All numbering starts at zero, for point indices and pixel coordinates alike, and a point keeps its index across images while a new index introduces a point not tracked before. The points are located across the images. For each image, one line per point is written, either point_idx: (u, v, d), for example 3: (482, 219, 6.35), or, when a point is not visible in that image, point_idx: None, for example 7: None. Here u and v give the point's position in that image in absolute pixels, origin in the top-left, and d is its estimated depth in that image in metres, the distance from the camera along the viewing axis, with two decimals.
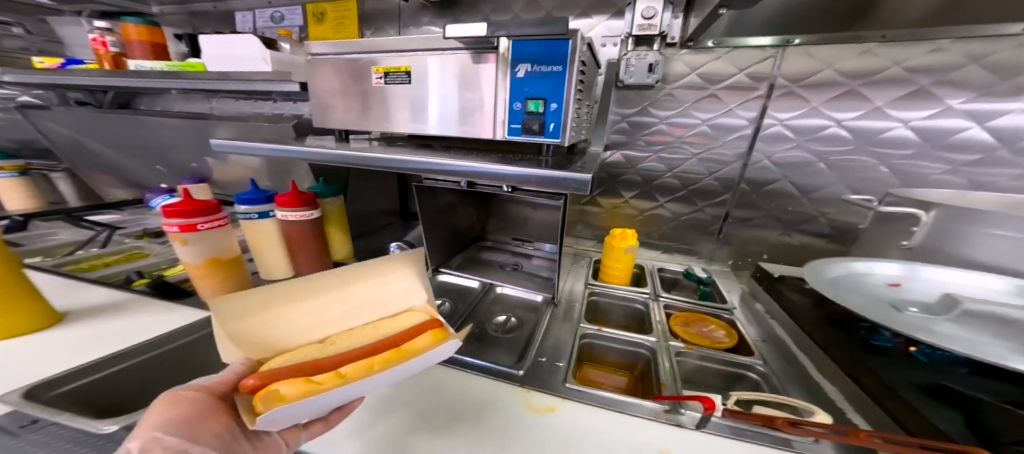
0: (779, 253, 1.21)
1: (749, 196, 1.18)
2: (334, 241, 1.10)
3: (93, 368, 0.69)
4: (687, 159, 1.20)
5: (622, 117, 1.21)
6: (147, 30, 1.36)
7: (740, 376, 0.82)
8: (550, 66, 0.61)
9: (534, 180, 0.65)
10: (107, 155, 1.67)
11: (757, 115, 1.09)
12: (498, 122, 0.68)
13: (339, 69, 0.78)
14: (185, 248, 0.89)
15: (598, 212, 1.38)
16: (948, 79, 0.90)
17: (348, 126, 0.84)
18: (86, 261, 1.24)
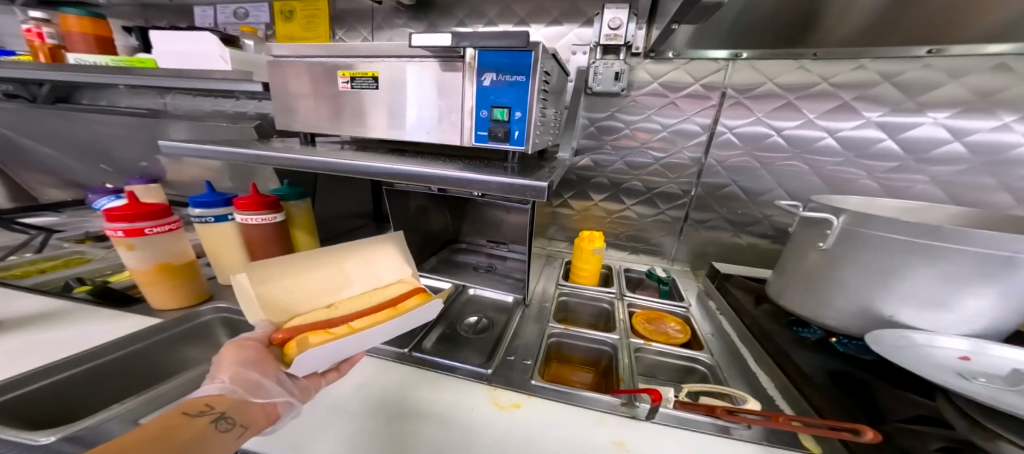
0: (731, 253, 1.29)
1: (705, 199, 1.26)
2: (301, 245, 1.08)
3: (27, 380, 0.65)
4: (650, 163, 1.26)
5: (590, 121, 1.26)
6: (91, 23, 1.27)
7: (690, 368, 0.88)
8: (514, 76, 0.63)
9: (499, 188, 0.67)
10: (44, 152, 1.54)
11: (711, 123, 1.16)
12: (464, 129, 0.70)
13: (305, 72, 0.77)
14: (131, 254, 0.84)
15: (568, 214, 1.43)
16: (869, 95, 1.01)
17: (315, 129, 0.83)
18: (18, 268, 1.14)
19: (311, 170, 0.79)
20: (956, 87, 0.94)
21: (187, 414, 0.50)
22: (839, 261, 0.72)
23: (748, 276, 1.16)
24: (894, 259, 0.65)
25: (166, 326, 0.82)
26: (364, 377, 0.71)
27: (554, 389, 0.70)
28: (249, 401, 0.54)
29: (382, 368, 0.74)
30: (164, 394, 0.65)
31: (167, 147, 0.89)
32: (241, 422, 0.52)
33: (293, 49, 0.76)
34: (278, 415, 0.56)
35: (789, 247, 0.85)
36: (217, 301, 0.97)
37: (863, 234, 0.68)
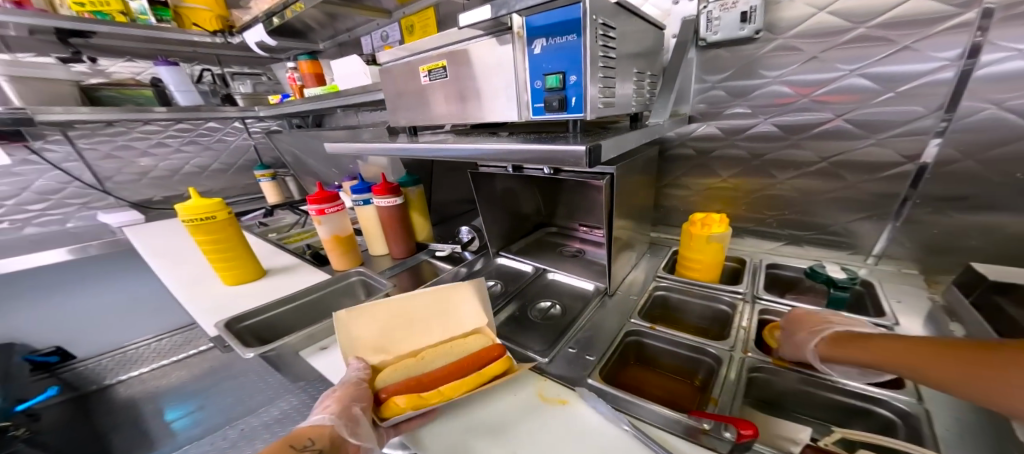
0: (1016, 249, 0.80)
1: (950, 168, 0.80)
2: (416, 224, 1.28)
3: (259, 311, 0.95)
4: (823, 122, 0.90)
5: (712, 84, 1.01)
6: (313, 64, 1.82)
7: (864, 411, 0.60)
8: (564, 37, 0.58)
9: (535, 157, 0.60)
10: (303, 162, 2.32)
11: (963, 54, 0.72)
12: (522, 104, 0.68)
13: (399, 73, 0.91)
14: (321, 227, 1.19)
15: (683, 195, 1.19)
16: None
17: (414, 121, 0.95)
18: (294, 236, 1.78)
19: (392, 156, 0.85)
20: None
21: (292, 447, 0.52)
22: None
23: None
24: None
25: (333, 280, 1.12)
26: None
27: (614, 394, 0.62)
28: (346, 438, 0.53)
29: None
30: (323, 330, 0.87)
31: (329, 148, 1.10)
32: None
33: (389, 55, 0.89)
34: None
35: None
36: (365, 266, 1.26)
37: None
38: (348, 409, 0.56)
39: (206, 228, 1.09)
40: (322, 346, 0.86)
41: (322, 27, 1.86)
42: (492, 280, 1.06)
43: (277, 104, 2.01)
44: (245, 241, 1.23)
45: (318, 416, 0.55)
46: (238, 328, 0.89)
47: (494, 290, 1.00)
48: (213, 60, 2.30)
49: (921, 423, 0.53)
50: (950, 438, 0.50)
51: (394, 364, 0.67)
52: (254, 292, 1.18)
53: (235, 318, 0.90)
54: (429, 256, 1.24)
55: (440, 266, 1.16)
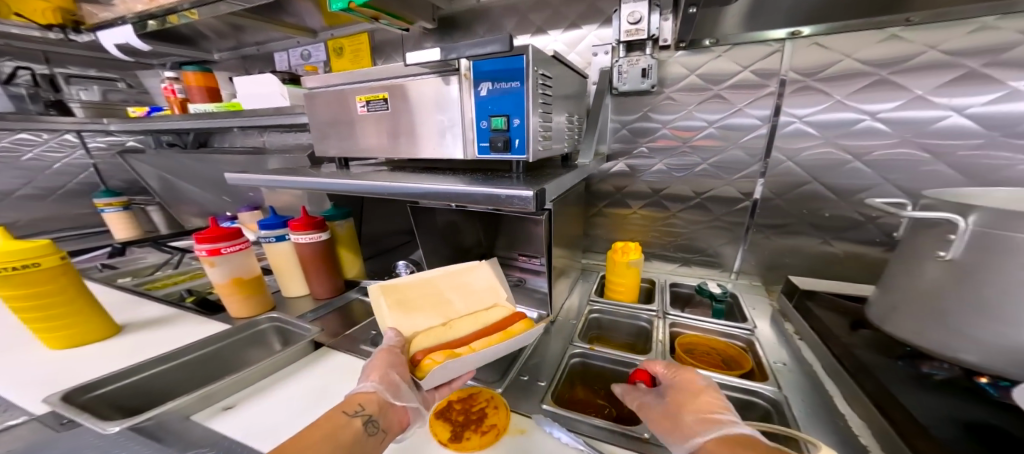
0: (817, 265, 1.07)
1: (773, 202, 1.07)
2: (345, 262, 1.16)
3: (123, 373, 0.73)
4: (696, 165, 1.12)
5: (622, 124, 1.18)
6: (203, 77, 1.57)
7: (749, 403, 0.69)
8: (509, 83, 0.62)
9: (484, 199, 0.58)
10: (181, 187, 1.90)
11: (771, 113, 1.00)
12: (467, 141, 0.70)
13: (328, 100, 0.84)
14: (213, 269, 0.97)
15: (606, 223, 1.33)
16: (1009, 59, 0.77)
17: (341, 151, 0.88)
18: (160, 280, 1.42)
19: (304, 188, 0.76)
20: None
21: (348, 411, 0.55)
22: (970, 273, 0.53)
23: (840, 293, 0.91)
24: None
25: (234, 329, 0.91)
26: None
27: (566, 416, 0.64)
28: (390, 402, 0.57)
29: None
30: (221, 390, 0.69)
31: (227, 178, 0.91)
32: (384, 426, 0.55)
33: (315, 81, 0.83)
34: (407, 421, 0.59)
35: (898, 259, 0.66)
36: (277, 310, 1.07)
37: (1007, 238, 0.50)
38: (388, 377, 0.59)
39: (20, 280, 0.80)
40: (226, 406, 0.69)
41: (221, 36, 1.62)
42: None
43: (143, 117, 1.64)
44: (87, 292, 0.94)
45: (363, 385, 0.59)
46: (85, 400, 0.67)
47: None
48: (38, 58, 1.79)
49: (785, 407, 0.63)
50: (803, 416, 0.61)
51: (422, 334, 0.70)
52: (91, 357, 0.89)
53: (81, 387, 0.68)
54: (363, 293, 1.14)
55: None
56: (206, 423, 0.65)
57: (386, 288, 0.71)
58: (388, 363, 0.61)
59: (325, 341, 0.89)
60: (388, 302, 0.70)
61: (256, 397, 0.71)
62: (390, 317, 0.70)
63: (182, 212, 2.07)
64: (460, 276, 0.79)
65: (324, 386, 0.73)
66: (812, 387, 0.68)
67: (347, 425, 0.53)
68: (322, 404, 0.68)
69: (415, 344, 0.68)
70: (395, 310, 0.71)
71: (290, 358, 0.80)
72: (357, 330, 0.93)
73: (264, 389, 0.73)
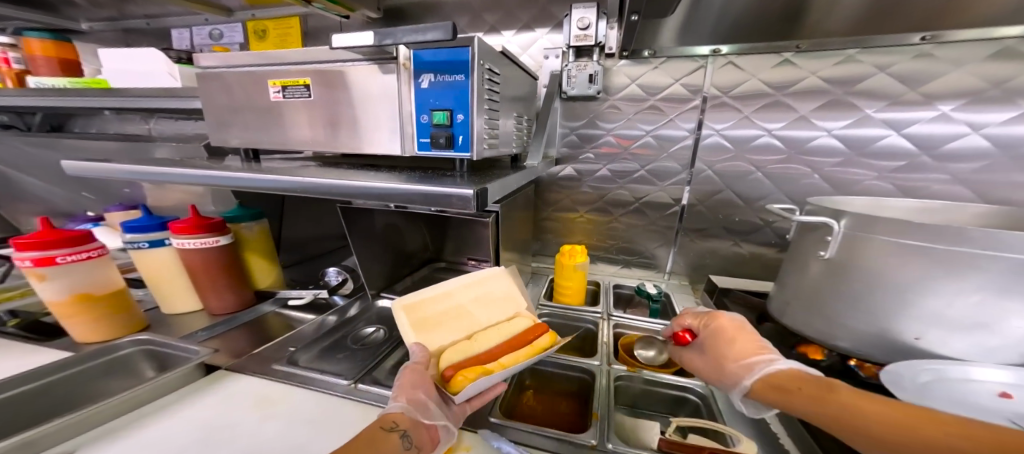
0: (731, 265, 1.17)
1: (698, 208, 1.15)
2: (256, 270, 0.95)
3: None
4: (635, 170, 1.17)
5: (570, 130, 1.20)
6: (53, 45, 1.29)
7: (681, 399, 0.71)
8: (453, 76, 0.58)
9: (421, 199, 0.52)
10: (19, 181, 1.47)
11: (695, 127, 1.08)
12: (406, 136, 0.64)
13: (234, 82, 0.72)
14: (43, 285, 0.71)
15: (555, 227, 1.33)
16: (862, 89, 0.92)
17: (251, 141, 0.76)
18: None
19: (205, 184, 0.64)
20: (960, 76, 0.85)
21: (380, 430, 0.48)
22: (844, 270, 0.59)
23: (749, 289, 1.00)
24: (912, 268, 0.53)
25: (91, 352, 0.69)
26: (297, 406, 0.58)
27: (514, 428, 0.60)
28: (420, 420, 0.51)
29: (306, 398, 0.60)
30: (48, 435, 0.49)
31: (67, 167, 0.73)
32: (418, 443, 0.49)
33: (209, 60, 0.71)
34: (439, 438, 0.52)
35: (789, 256, 0.71)
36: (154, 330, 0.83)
37: (869, 239, 0.55)
38: (417, 395, 0.53)
39: None
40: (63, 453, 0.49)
41: (93, 4, 1.32)
42: (373, 324, 0.87)
43: None
44: None
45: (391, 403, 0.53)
46: None
47: (376, 337, 0.81)
48: None
49: (713, 401, 0.66)
50: (728, 410, 0.64)
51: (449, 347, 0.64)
52: None
53: None
54: (281, 307, 0.93)
55: (297, 316, 0.90)
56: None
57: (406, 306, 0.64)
58: (418, 379, 0.56)
59: (224, 363, 0.69)
60: (410, 321, 0.63)
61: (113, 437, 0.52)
62: (411, 336, 0.62)
63: (17, 212, 1.58)
64: (477, 288, 0.73)
65: (222, 415, 0.56)
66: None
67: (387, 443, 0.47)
68: (212, 442, 0.51)
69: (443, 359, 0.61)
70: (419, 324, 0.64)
71: (173, 382, 0.61)
72: (273, 344, 0.75)
73: (122, 427, 0.54)
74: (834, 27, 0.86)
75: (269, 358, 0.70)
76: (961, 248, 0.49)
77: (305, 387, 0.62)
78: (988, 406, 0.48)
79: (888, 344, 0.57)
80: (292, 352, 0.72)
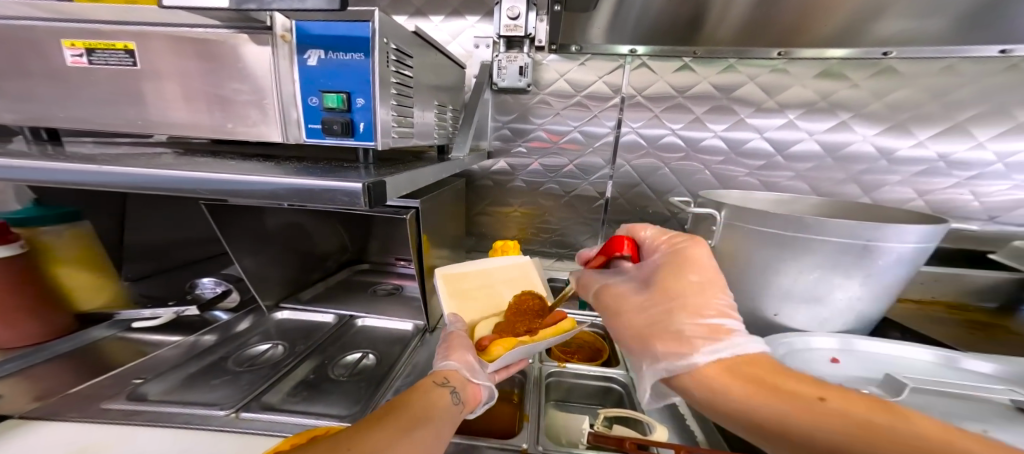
0: None
1: (619, 202, 1.21)
2: (76, 287, 0.73)
3: None
4: (564, 164, 1.19)
5: (502, 124, 1.17)
6: None
7: (607, 389, 0.73)
8: (348, 54, 0.50)
9: (294, 193, 0.43)
10: None
11: (615, 125, 1.13)
12: (290, 122, 0.54)
13: (40, 43, 0.55)
14: None
15: (489, 222, 1.30)
16: (738, 96, 1.04)
17: (71, 122, 0.59)
18: None
19: None
20: (801, 88, 1.00)
21: (432, 383, 0.48)
22: (726, 258, 0.65)
23: None
24: (781, 256, 0.59)
25: None
26: (137, 450, 0.46)
27: None
28: (468, 380, 0.51)
29: (152, 438, 0.48)
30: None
31: None
32: (465, 399, 0.49)
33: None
34: (483, 399, 0.52)
35: None
36: None
37: (744, 229, 0.61)
38: (472, 361, 0.53)
39: None
40: None
41: None
42: (269, 340, 0.75)
43: None
44: None
45: (440, 364, 0.53)
46: None
47: (271, 355, 0.70)
48: None
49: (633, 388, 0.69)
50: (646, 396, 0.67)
51: (483, 321, 0.63)
52: None
53: None
54: (126, 331, 0.76)
55: (165, 340, 0.73)
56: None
57: (449, 275, 0.65)
58: (464, 342, 0.56)
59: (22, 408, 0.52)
60: (448, 291, 0.64)
61: None
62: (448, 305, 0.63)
63: None
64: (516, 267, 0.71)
65: None
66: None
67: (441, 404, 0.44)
68: None
69: (476, 329, 0.61)
70: (454, 298, 0.64)
71: None
72: (112, 377, 0.60)
73: None
74: (724, 37, 0.95)
75: (104, 396, 0.55)
76: (803, 234, 0.56)
77: (155, 426, 0.50)
78: (829, 372, 0.55)
79: (757, 321, 0.66)
80: (138, 385, 0.58)
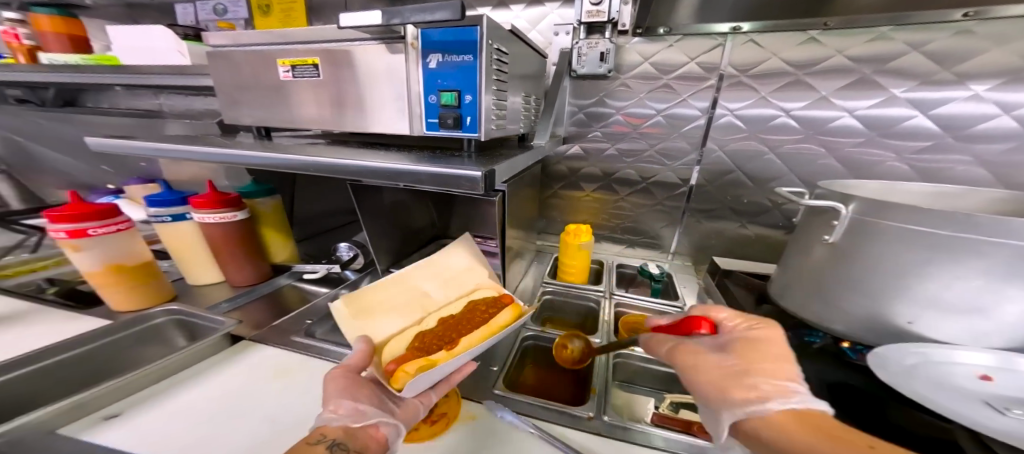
0: (738, 247, 1.17)
1: (705, 189, 1.15)
2: (271, 245, 0.98)
3: None
4: (643, 149, 1.16)
5: (579, 108, 1.18)
6: (63, 21, 1.21)
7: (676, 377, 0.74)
8: (459, 56, 0.58)
9: (429, 179, 0.52)
10: (46, 154, 1.42)
11: (709, 105, 1.05)
12: (414, 116, 0.64)
13: (246, 63, 0.73)
14: (79, 255, 0.74)
15: (560, 205, 1.34)
16: (891, 69, 0.89)
17: (275, 122, 0.77)
18: (12, 268, 1.03)
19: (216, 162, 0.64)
20: (1000, 53, 0.81)
21: (306, 446, 0.44)
22: (848, 255, 0.59)
23: (750, 271, 1.00)
24: (931, 258, 0.53)
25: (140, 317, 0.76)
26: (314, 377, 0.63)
27: (516, 399, 0.61)
28: (357, 428, 0.47)
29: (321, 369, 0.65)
30: (99, 397, 0.54)
31: (88, 141, 0.73)
32: (354, 448, 0.45)
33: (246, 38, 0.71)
34: (386, 439, 0.48)
35: (795, 239, 0.72)
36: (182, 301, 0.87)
37: (876, 224, 0.56)
38: (355, 405, 0.50)
39: None
40: (106, 415, 0.54)
41: None
42: None
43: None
44: None
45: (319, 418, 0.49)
46: None
47: None
48: None
49: None
50: None
51: (398, 338, 0.62)
52: None
53: None
54: (297, 280, 0.98)
55: (314, 291, 0.95)
56: (77, 437, 0.50)
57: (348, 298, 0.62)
58: (353, 384, 0.52)
59: (247, 334, 0.74)
60: (348, 314, 0.61)
61: (149, 403, 0.56)
62: (351, 328, 0.61)
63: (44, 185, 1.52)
64: (439, 263, 0.75)
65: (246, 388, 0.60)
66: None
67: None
68: (240, 407, 0.56)
69: (388, 350, 0.60)
70: (355, 318, 0.61)
71: (200, 352, 0.66)
72: (294, 316, 0.81)
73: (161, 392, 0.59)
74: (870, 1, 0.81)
75: (287, 331, 0.75)
76: (970, 234, 0.50)
77: (321, 359, 0.67)
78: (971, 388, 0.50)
79: (882, 327, 0.59)
80: (309, 324, 0.77)
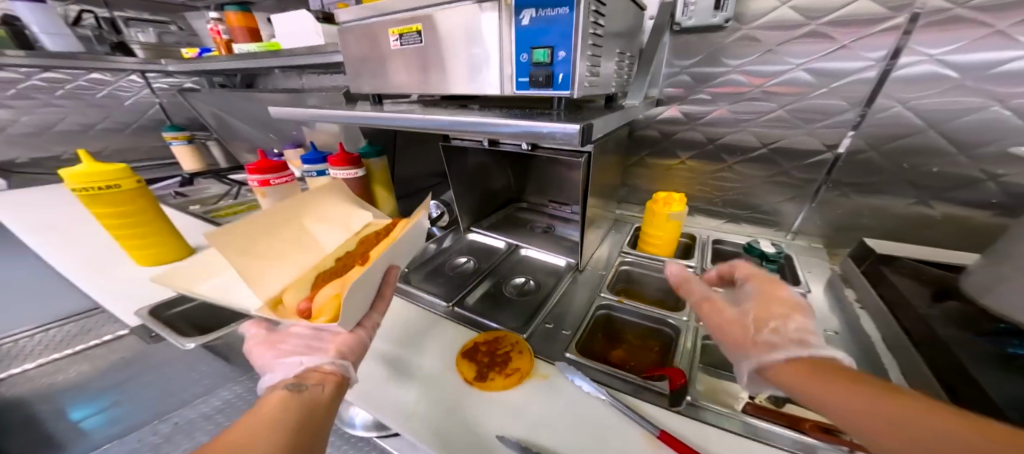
0: (899, 228, 0.92)
1: (864, 155, 0.89)
2: (378, 199, 1.11)
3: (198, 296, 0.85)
4: (770, 111, 0.95)
5: (681, 69, 1.01)
6: (243, 17, 1.47)
7: None
8: (555, 9, 0.55)
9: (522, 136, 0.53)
10: (232, 125, 1.78)
11: (888, 54, 0.78)
12: (505, 77, 0.65)
13: (361, 36, 0.81)
14: (265, 200, 0.96)
15: (647, 174, 1.22)
16: None
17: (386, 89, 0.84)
18: (225, 209, 1.38)
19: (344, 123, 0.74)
20: None
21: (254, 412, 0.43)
22: None
23: (926, 260, 0.78)
24: None
25: None
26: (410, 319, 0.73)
27: (588, 365, 0.60)
28: (303, 374, 0.47)
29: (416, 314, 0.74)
30: None
31: (273, 111, 0.90)
32: (302, 388, 0.45)
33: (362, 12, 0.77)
34: (335, 372, 0.48)
35: None
36: None
37: None
38: (292, 359, 0.49)
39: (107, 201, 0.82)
40: None
41: None
42: (464, 255, 0.99)
43: (194, 58, 1.55)
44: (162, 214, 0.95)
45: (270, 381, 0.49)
46: (169, 315, 0.78)
47: (465, 268, 0.93)
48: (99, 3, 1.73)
49: None
50: None
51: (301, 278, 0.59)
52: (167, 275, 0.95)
53: (165, 305, 0.79)
54: None
55: None
56: None
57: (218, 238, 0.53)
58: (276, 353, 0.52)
59: None
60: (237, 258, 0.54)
61: None
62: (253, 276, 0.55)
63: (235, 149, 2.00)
64: (312, 201, 0.69)
65: None
66: (860, 359, 0.62)
67: (287, 408, 0.42)
68: None
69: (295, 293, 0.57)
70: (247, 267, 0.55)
71: None
72: None
73: None
74: None
75: None
76: None
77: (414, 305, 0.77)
78: None
79: None
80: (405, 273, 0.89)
